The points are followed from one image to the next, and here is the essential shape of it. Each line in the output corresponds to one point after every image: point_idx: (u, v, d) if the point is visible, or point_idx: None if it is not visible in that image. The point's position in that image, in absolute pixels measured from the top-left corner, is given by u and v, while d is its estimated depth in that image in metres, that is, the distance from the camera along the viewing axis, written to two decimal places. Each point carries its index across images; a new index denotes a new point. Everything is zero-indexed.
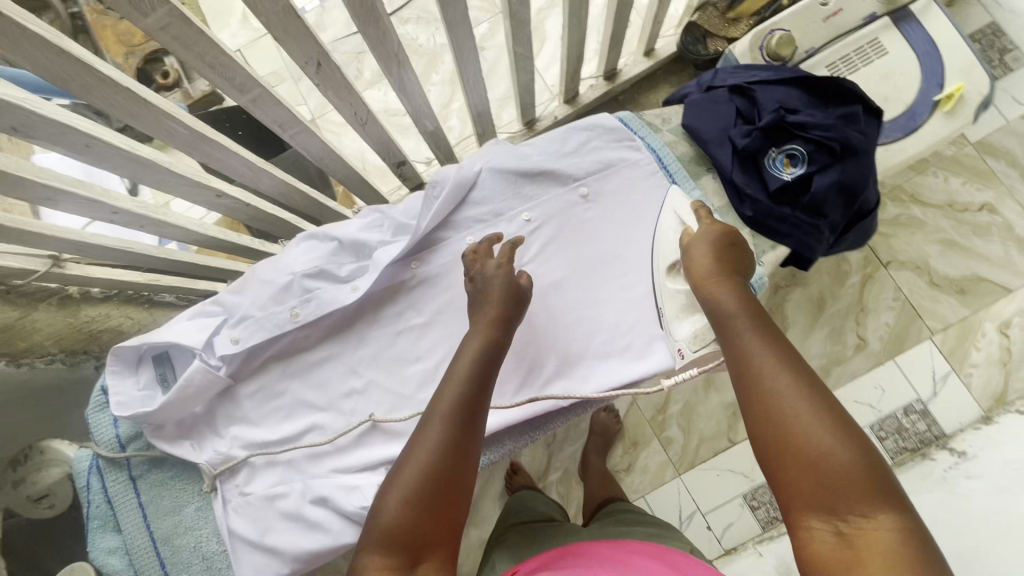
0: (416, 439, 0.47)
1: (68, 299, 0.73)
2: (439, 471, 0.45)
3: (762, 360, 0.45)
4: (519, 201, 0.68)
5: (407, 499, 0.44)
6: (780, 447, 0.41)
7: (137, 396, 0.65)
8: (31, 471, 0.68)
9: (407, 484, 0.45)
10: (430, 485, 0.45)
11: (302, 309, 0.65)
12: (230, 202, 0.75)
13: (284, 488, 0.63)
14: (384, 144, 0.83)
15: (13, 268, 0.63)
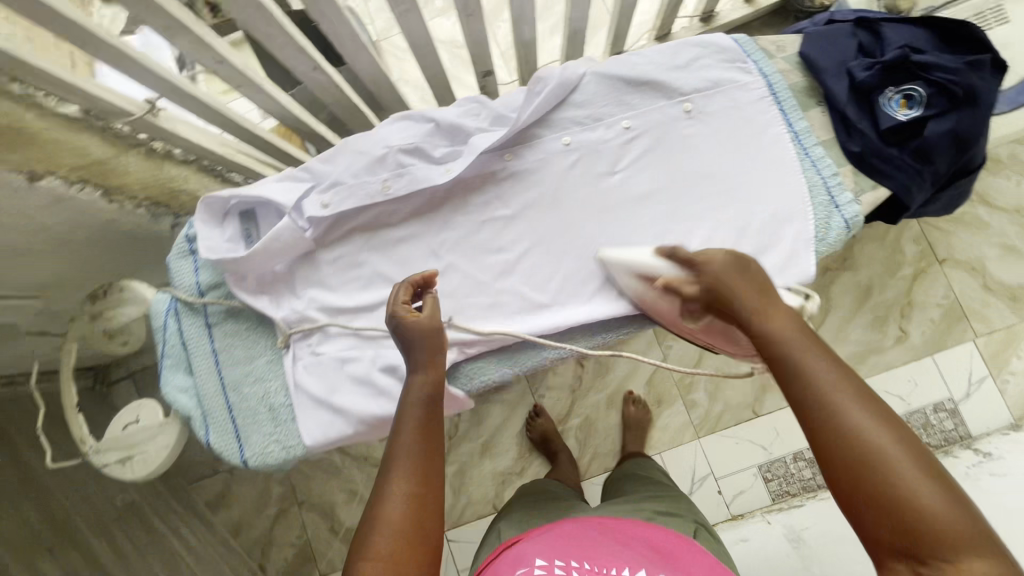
0: (380, 498, 0.48)
1: (154, 151, 0.71)
2: (405, 523, 0.47)
3: (830, 403, 0.42)
4: (620, 108, 0.67)
5: (385, 552, 0.46)
6: (858, 500, 0.39)
7: (223, 245, 0.66)
8: (109, 306, 0.70)
9: (383, 540, 0.46)
10: (404, 535, 0.47)
11: (394, 183, 0.66)
12: (324, 77, 0.74)
13: (357, 352, 0.65)
14: (479, 45, 0.82)
15: (111, 104, 0.60)
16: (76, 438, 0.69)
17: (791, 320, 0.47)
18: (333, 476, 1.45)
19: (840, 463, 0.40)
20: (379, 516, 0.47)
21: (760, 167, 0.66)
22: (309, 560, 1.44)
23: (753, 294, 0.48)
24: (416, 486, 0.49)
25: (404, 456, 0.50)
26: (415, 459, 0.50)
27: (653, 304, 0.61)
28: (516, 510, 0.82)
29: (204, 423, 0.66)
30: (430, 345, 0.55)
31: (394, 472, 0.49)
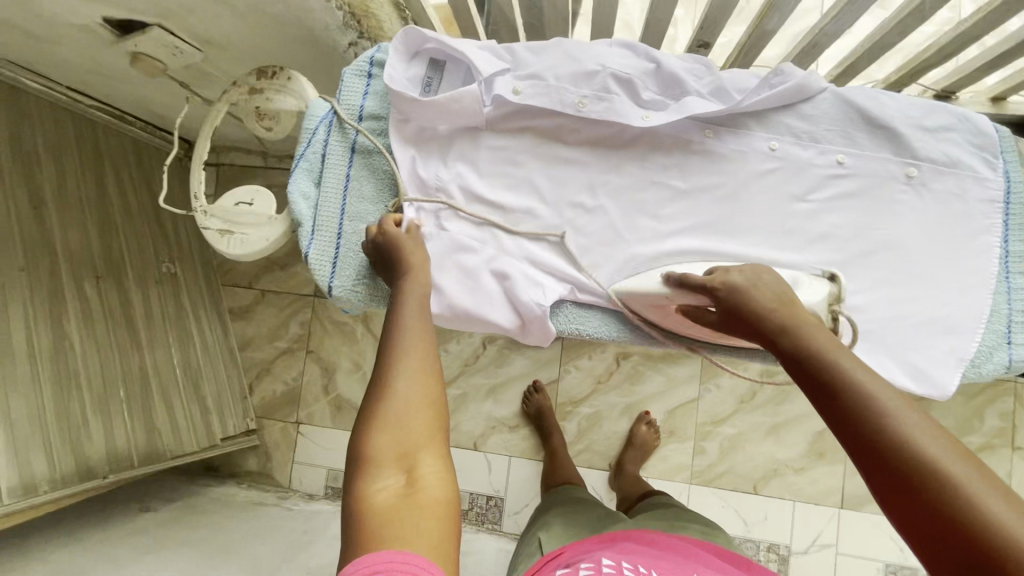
0: (384, 385, 0.51)
1: None
2: (414, 403, 0.50)
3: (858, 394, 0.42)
4: (843, 139, 0.62)
5: (395, 428, 0.49)
6: (891, 489, 0.39)
7: (402, 82, 0.64)
8: (272, 89, 0.70)
9: (393, 419, 0.49)
10: (414, 412, 0.50)
11: (591, 103, 0.63)
12: None
13: (478, 246, 0.65)
14: (718, 12, 0.77)
15: None
16: (191, 190, 0.70)
17: (817, 330, 0.48)
18: (348, 343, 1.48)
19: (866, 454, 0.41)
20: (387, 399, 0.50)
21: (949, 267, 0.61)
22: (292, 402, 1.49)
23: (776, 309, 0.50)
24: (418, 365, 0.53)
25: (405, 343, 0.54)
26: (417, 346, 0.54)
27: (675, 326, 0.62)
28: (554, 523, 0.94)
29: (310, 235, 0.66)
30: (418, 257, 0.60)
31: (396, 356, 0.53)
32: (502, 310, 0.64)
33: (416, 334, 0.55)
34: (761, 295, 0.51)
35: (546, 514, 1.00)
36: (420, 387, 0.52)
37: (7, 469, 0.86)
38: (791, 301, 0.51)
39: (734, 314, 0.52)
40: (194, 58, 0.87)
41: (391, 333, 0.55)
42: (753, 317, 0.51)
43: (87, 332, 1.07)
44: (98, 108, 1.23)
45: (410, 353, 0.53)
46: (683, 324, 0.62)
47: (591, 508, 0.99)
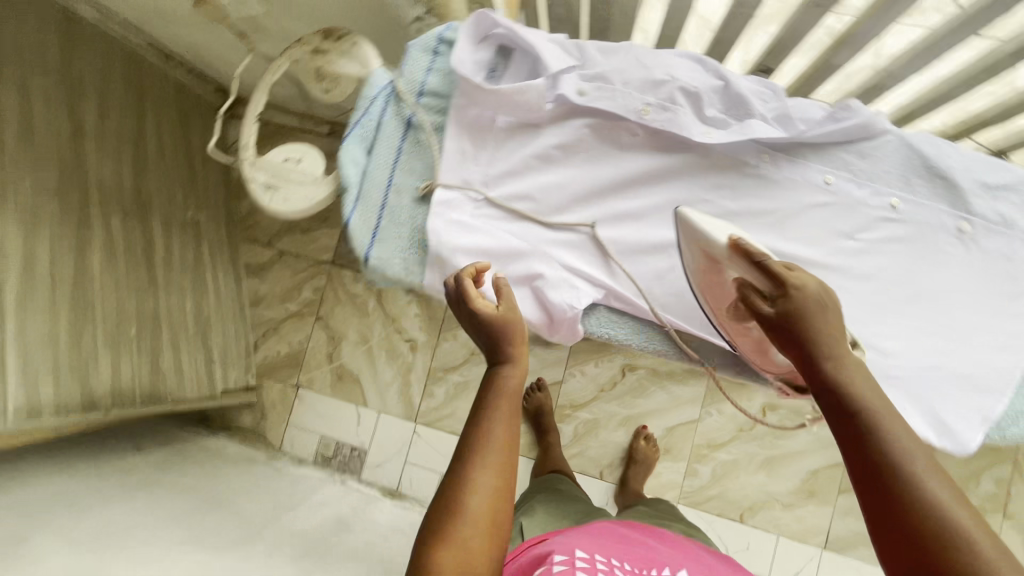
0: (458, 493, 0.45)
1: None
2: (488, 523, 0.44)
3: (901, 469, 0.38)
4: (900, 184, 0.62)
5: (461, 545, 0.43)
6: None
7: (469, 65, 0.64)
8: (336, 52, 0.70)
9: (460, 535, 0.43)
10: (482, 531, 0.44)
11: (654, 113, 0.63)
12: None
13: (513, 248, 0.63)
14: (788, 40, 0.76)
15: None
16: (240, 141, 0.70)
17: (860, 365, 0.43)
18: (358, 314, 1.48)
19: (885, 527, 0.37)
20: (460, 514, 0.44)
21: (986, 326, 0.61)
22: (295, 365, 1.49)
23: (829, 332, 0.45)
24: (500, 479, 0.46)
25: (491, 439, 0.47)
26: (502, 447, 0.47)
27: (711, 284, 0.59)
28: (539, 512, 0.93)
29: (354, 203, 0.66)
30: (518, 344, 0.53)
31: (478, 456, 0.46)
32: (531, 315, 0.64)
33: (503, 434, 0.48)
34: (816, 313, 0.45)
35: (531, 503, 0.99)
36: (496, 494, 0.46)
37: (16, 388, 0.86)
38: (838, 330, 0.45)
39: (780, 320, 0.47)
40: (256, 11, 0.87)
41: (477, 424, 0.48)
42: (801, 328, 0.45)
43: (108, 266, 1.07)
44: (147, 46, 1.25)
45: (492, 451, 0.47)
46: (714, 291, 0.59)
47: (580, 505, 0.98)
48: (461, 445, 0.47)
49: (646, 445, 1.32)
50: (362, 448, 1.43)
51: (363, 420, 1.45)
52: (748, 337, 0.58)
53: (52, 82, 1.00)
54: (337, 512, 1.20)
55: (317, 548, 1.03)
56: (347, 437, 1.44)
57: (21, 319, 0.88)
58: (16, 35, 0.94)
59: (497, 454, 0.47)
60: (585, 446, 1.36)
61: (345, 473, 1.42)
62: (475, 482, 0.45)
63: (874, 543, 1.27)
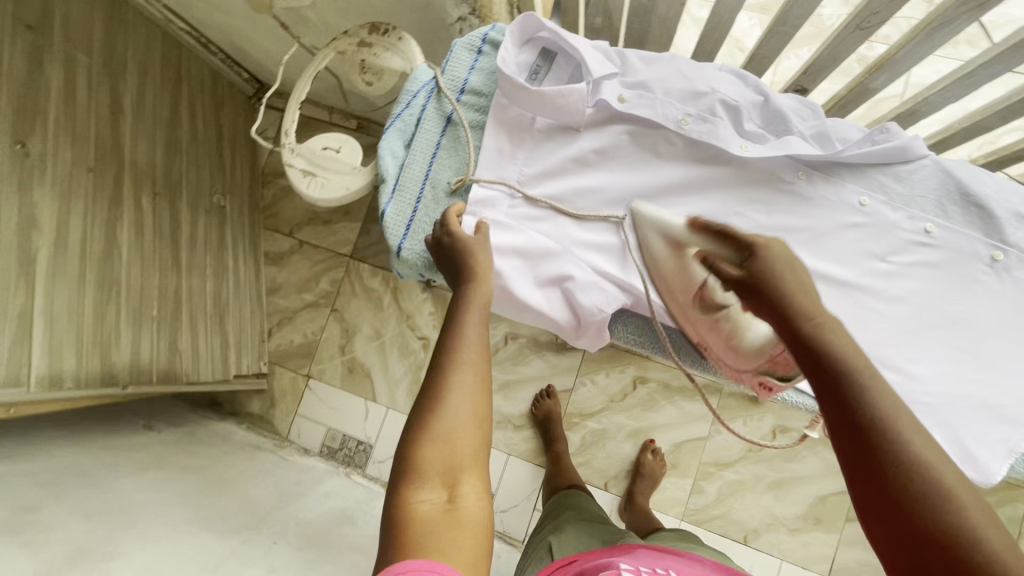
0: (436, 396, 0.52)
1: None
2: (468, 418, 0.51)
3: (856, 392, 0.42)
4: (935, 210, 0.62)
5: (445, 437, 0.50)
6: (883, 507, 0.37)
7: (512, 66, 0.65)
8: (381, 46, 0.71)
9: (441, 429, 0.50)
10: (463, 424, 0.51)
11: (693, 123, 0.63)
12: None
13: (544, 250, 0.64)
14: (828, 61, 0.76)
15: None
16: (282, 127, 0.71)
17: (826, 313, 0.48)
18: (373, 309, 1.49)
19: (859, 455, 0.39)
20: (439, 412, 0.51)
21: (1017, 357, 0.60)
22: (307, 356, 1.50)
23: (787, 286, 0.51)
24: (475, 381, 0.53)
25: (463, 355, 0.54)
26: (473, 361, 0.54)
27: (680, 279, 0.62)
28: (566, 530, 0.92)
29: (390, 194, 0.67)
30: (483, 265, 0.60)
31: (453, 363, 0.53)
32: (558, 317, 0.65)
33: (475, 343, 0.55)
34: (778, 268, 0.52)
35: (556, 522, 0.98)
36: (473, 401, 0.52)
37: (40, 357, 0.88)
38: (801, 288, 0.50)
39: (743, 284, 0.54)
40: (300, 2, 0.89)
41: (449, 345, 0.55)
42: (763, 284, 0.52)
43: (135, 243, 1.09)
44: (187, 32, 1.27)
45: (466, 365, 0.54)
46: (677, 290, 0.62)
47: (602, 524, 0.97)
48: (436, 357, 0.54)
49: (653, 459, 1.31)
50: (367, 442, 1.44)
51: (371, 415, 1.45)
52: (716, 330, 0.62)
53: (96, 60, 1.02)
54: (341, 504, 1.20)
55: (321, 538, 1.03)
56: (354, 430, 1.45)
57: (50, 290, 0.90)
58: (66, 12, 0.97)
59: (468, 358, 0.54)
60: (592, 455, 1.36)
61: (349, 467, 1.42)
62: (451, 385, 0.52)
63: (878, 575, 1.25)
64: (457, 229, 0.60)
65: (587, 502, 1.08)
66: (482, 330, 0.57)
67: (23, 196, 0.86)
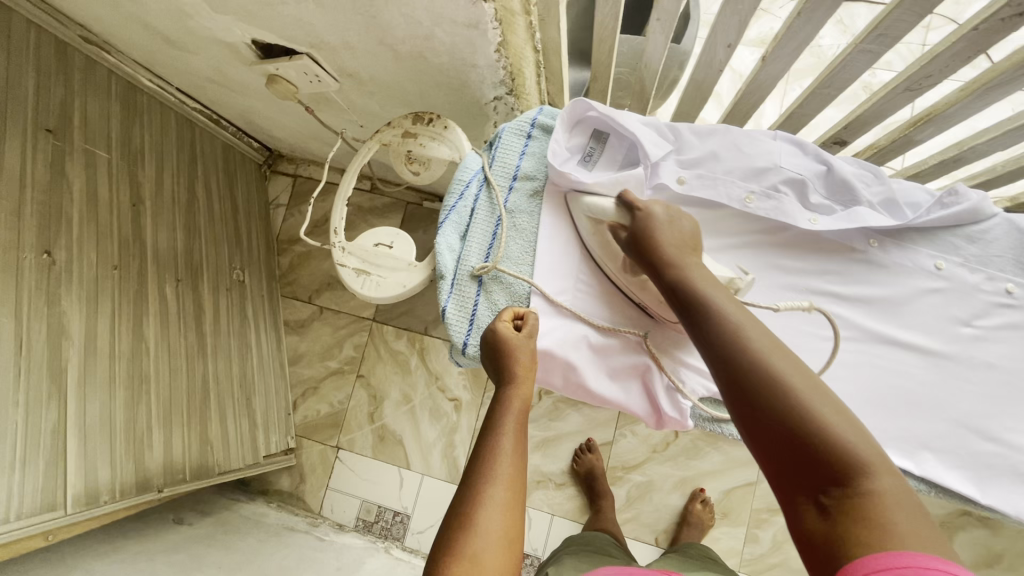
0: (466, 509, 0.49)
1: (532, 27, 0.68)
2: (501, 534, 0.47)
3: (763, 373, 0.44)
4: (1015, 269, 0.60)
5: (473, 554, 0.46)
6: (802, 488, 0.40)
7: (565, 153, 0.64)
8: (426, 136, 0.70)
9: (469, 545, 0.46)
10: (493, 541, 0.47)
11: (757, 200, 0.62)
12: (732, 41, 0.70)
13: (616, 341, 0.62)
14: (873, 116, 0.76)
15: None
16: (330, 225, 0.69)
17: (703, 272, 0.52)
18: (400, 373, 1.45)
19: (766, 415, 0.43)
20: (468, 527, 0.47)
21: None
22: (336, 426, 1.46)
23: (676, 253, 0.54)
24: (509, 495, 0.50)
25: (497, 467, 0.51)
26: (509, 472, 0.51)
27: (600, 253, 0.63)
28: (565, 561, 0.90)
29: (449, 289, 0.65)
30: (524, 364, 0.58)
31: (486, 474, 0.51)
32: (639, 409, 0.63)
33: (510, 454, 0.52)
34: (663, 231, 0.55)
35: (561, 559, 0.93)
36: (505, 519, 0.48)
37: (75, 475, 0.84)
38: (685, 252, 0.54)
39: (638, 240, 0.56)
40: (329, 87, 0.88)
41: (485, 455, 0.53)
42: (653, 247, 0.55)
43: (162, 335, 1.05)
44: (199, 110, 1.25)
45: (499, 476, 0.51)
46: (609, 257, 0.62)
47: (611, 559, 0.94)
48: (470, 467, 0.52)
49: (701, 508, 1.27)
50: (404, 513, 1.38)
51: (406, 483, 1.40)
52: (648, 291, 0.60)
53: (115, 154, 1.00)
54: None
55: None
56: (389, 501, 1.39)
57: (81, 398, 0.86)
58: (84, 111, 0.95)
59: (500, 468, 0.51)
60: (640, 509, 1.31)
61: (387, 540, 1.36)
62: (481, 496, 0.49)
63: None
64: (500, 328, 0.59)
65: (599, 538, 1.05)
66: (519, 436, 0.54)
67: (50, 306, 0.83)
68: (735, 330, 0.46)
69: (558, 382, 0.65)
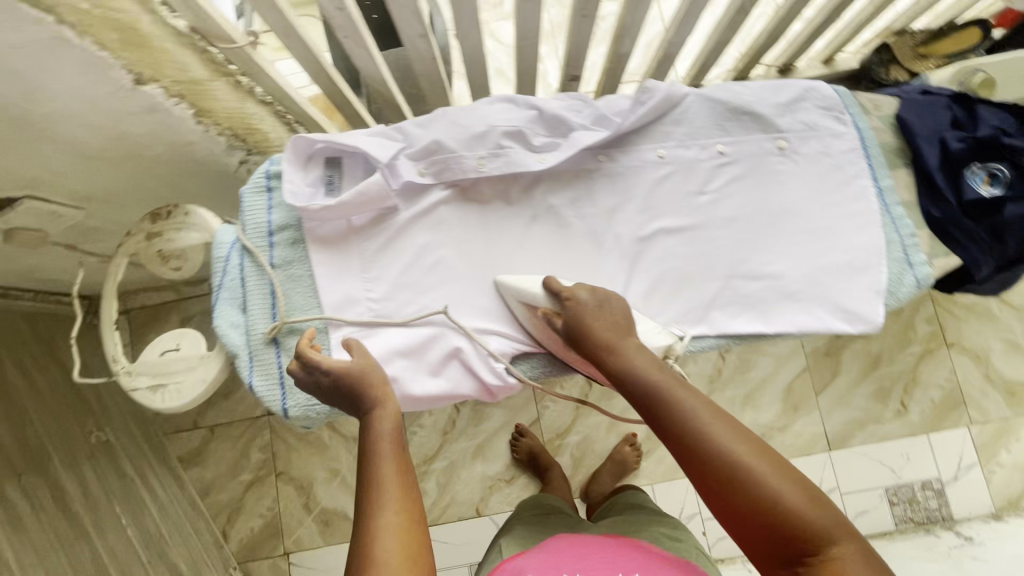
0: (362, 548, 0.49)
1: (241, 85, 0.70)
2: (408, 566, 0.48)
3: (735, 466, 0.48)
4: (718, 132, 0.69)
5: None
6: (783, 563, 0.46)
7: (304, 190, 0.65)
8: (171, 229, 0.68)
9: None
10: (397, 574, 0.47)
11: (489, 161, 0.66)
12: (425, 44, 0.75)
13: (424, 338, 0.64)
14: (579, 49, 0.83)
15: (219, 30, 0.59)
16: (108, 355, 0.65)
17: (650, 363, 0.54)
18: (318, 452, 1.40)
19: (739, 503, 0.47)
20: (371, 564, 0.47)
21: (837, 216, 0.67)
22: (275, 534, 1.38)
23: (625, 346, 0.56)
24: (401, 517, 0.50)
25: (380, 493, 0.51)
26: (395, 494, 0.51)
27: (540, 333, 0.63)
28: (515, 530, 0.91)
29: (248, 365, 0.63)
30: (377, 383, 0.57)
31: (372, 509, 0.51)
32: (470, 390, 0.64)
33: (393, 476, 0.52)
34: (594, 322, 0.57)
35: (512, 527, 0.94)
36: (404, 542, 0.49)
37: None
38: (621, 343, 0.56)
39: (572, 330, 0.58)
40: (76, 218, 0.80)
41: (366, 485, 0.52)
42: (590, 340, 0.57)
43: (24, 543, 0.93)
44: None
45: (388, 492, 0.52)
46: (545, 335, 0.63)
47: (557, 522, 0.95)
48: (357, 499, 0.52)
49: (621, 453, 1.31)
50: None
51: None
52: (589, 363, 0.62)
53: None
54: None
55: None
56: None
57: None
58: None
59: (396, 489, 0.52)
60: (589, 466, 1.35)
61: None
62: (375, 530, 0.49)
63: (867, 424, 1.34)
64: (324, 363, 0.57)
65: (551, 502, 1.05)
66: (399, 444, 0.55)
67: None
68: (695, 419, 0.50)
69: None
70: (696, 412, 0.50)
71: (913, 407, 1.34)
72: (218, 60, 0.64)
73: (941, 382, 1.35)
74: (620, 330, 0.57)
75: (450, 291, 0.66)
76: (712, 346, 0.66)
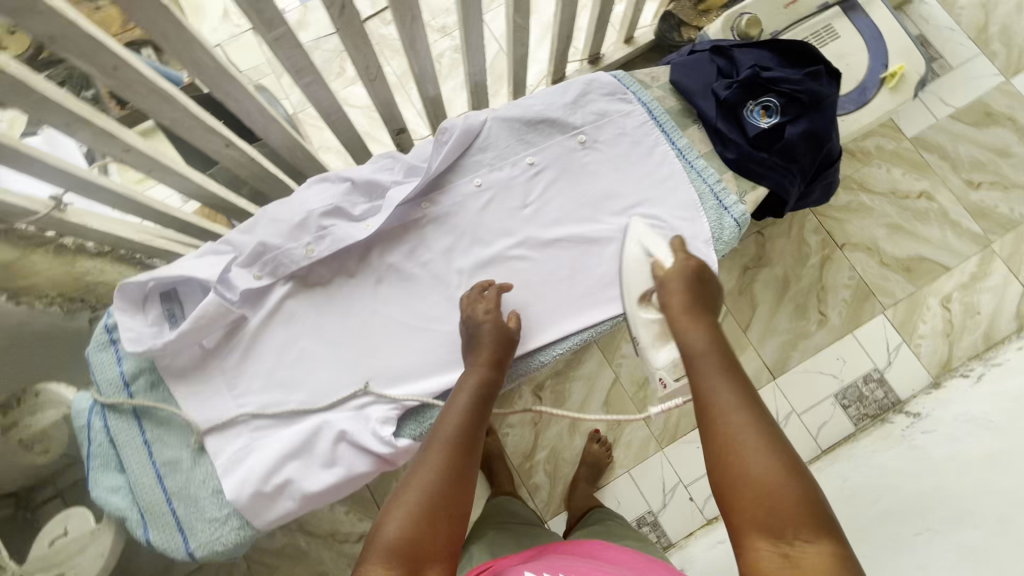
0: (411, 476, 0.50)
1: (64, 248, 0.68)
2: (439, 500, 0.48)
3: (729, 416, 0.48)
4: (522, 147, 0.72)
5: (407, 516, 0.47)
6: (762, 531, 0.43)
7: (146, 332, 0.64)
8: (26, 413, 0.73)
9: (408, 503, 0.48)
10: (431, 503, 0.48)
11: (317, 245, 0.67)
12: (236, 153, 0.76)
13: (305, 434, 0.63)
14: (387, 106, 0.86)
15: (14, 207, 0.57)
16: None
17: (702, 330, 0.56)
18: None
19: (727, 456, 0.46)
20: (411, 483, 0.50)
21: (647, 188, 0.72)
22: None
23: (683, 305, 0.58)
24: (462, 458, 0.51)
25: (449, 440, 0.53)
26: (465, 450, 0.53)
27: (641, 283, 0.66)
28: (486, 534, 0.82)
29: (142, 522, 0.63)
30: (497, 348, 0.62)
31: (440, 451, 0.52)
32: (367, 466, 0.64)
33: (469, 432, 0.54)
34: (676, 292, 0.60)
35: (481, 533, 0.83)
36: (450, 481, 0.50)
37: None
38: (686, 310, 0.58)
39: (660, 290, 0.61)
40: None
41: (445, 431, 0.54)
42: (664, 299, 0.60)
43: None
44: None
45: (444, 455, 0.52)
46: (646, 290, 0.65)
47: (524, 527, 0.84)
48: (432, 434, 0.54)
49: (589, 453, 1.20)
50: None
51: None
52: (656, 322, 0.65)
53: None
54: None
55: None
56: None
57: None
58: None
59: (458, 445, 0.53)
60: None
61: None
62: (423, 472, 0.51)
63: (798, 342, 1.30)
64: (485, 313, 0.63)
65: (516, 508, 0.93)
66: (466, 432, 0.54)
67: None
68: (712, 361, 0.52)
69: (296, 506, 0.64)
70: (714, 358, 0.53)
71: (834, 314, 1.30)
72: (26, 234, 0.62)
73: (846, 282, 1.31)
74: (707, 294, 0.60)
75: (321, 379, 0.67)
76: (583, 340, 0.70)
